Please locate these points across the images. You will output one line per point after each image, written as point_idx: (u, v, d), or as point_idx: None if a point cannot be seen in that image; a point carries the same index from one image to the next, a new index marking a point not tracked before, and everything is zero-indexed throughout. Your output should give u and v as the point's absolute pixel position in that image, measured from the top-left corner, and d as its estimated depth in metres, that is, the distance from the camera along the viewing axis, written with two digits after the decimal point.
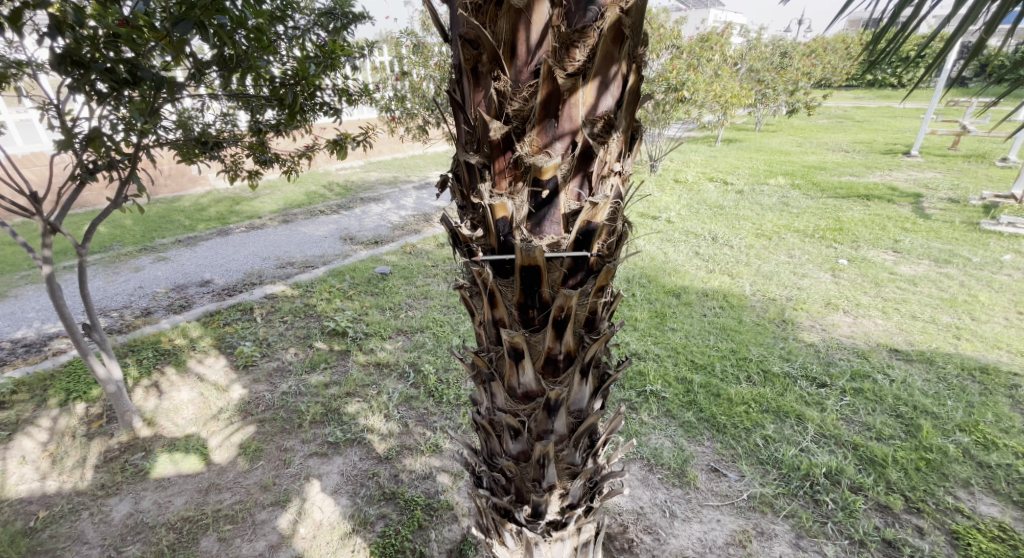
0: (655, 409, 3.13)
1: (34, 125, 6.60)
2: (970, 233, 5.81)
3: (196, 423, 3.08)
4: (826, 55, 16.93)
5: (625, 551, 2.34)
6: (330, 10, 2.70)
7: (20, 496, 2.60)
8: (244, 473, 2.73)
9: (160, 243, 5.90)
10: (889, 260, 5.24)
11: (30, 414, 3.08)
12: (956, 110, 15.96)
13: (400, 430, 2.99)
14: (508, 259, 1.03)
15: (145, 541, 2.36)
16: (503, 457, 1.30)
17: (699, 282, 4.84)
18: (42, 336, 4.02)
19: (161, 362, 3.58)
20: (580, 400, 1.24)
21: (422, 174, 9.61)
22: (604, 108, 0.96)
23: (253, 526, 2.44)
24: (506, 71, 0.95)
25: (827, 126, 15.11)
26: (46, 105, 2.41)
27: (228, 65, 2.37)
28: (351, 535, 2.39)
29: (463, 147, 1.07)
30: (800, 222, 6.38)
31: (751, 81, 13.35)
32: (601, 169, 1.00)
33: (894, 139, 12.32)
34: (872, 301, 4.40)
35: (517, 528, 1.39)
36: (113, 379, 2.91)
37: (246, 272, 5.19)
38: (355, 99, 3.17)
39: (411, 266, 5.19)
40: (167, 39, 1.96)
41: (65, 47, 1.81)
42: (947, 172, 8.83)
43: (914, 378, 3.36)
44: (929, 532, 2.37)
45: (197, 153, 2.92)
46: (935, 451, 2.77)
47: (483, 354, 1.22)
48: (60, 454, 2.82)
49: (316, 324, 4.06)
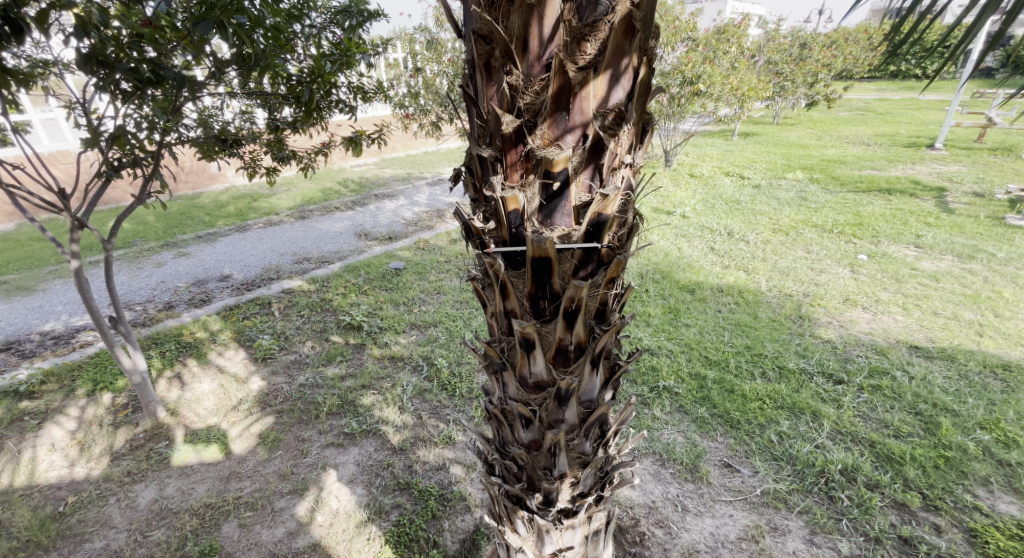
0: (667, 404, 3.12)
1: (59, 125, 6.81)
2: (995, 227, 5.66)
3: (217, 414, 3.17)
4: (847, 46, 16.55)
5: (636, 544, 2.35)
6: (345, 8, 2.77)
7: (50, 482, 2.70)
8: (263, 462, 2.80)
9: (182, 238, 6.04)
10: (910, 255, 5.13)
11: (59, 404, 3.19)
12: (983, 102, 15.50)
13: (414, 422, 3.04)
14: (519, 251, 1.05)
15: (170, 526, 2.44)
16: (515, 446, 1.33)
17: (714, 278, 4.79)
18: (69, 329, 4.16)
19: (183, 354, 3.68)
20: (591, 390, 1.25)
21: (435, 171, 9.66)
22: (615, 100, 0.98)
23: (272, 513, 2.51)
24: (518, 66, 0.97)
25: (848, 119, 14.78)
26: (72, 104, 2.48)
27: (247, 63, 2.42)
28: (367, 523, 2.45)
29: (475, 142, 1.09)
30: (818, 217, 6.28)
31: (769, 74, 13.12)
32: (611, 162, 1.01)
33: (918, 131, 12.04)
34: (892, 297, 4.32)
35: (529, 516, 1.41)
36: (138, 369, 3.01)
37: (264, 267, 5.29)
38: (370, 96, 3.21)
39: (424, 262, 5.24)
40: (189, 39, 2.03)
41: (90, 47, 1.86)
42: (973, 165, 8.60)
43: (934, 375, 3.30)
44: (946, 530, 2.34)
45: (217, 150, 2.99)
46: (954, 449, 2.73)
47: (495, 344, 1.23)
48: (88, 442, 2.93)
49: (332, 319, 4.14)
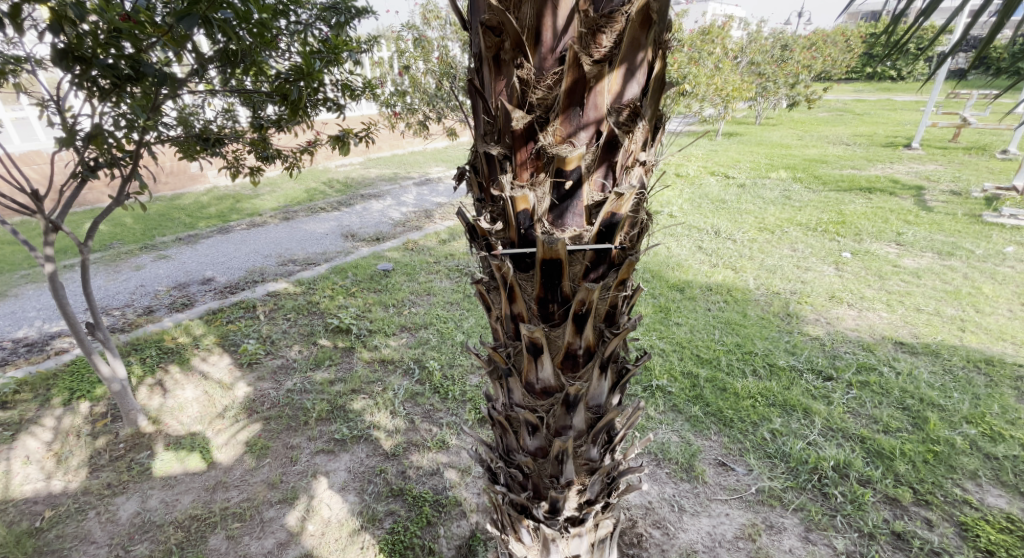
0: (661, 404, 3.12)
1: (31, 124, 6.61)
2: (973, 224, 5.79)
3: (201, 422, 3.06)
4: (828, 46, 16.82)
5: (634, 546, 2.33)
6: (333, 4, 2.68)
7: (26, 496, 2.58)
8: (252, 471, 2.72)
9: (161, 241, 5.86)
10: (892, 253, 5.22)
11: (33, 414, 3.06)
12: (956, 103, 16.00)
13: (406, 427, 2.99)
14: (528, 253, 1.01)
15: (153, 539, 2.35)
16: (520, 453, 1.29)
17: (703, 276, 4.81)
18: (44, 336, 3.99)
19: (164, 361, 3.56)
20: (599, 396, 1.22)
21: (422, 170, 9.57)
22: (630, 95, 0.95)
23: (261, 523, 2.43)
24: (530, 59, 0.93)
25: (826, 120, 15.05)
26: (45, 102, 2.36)
27: (232, 60, 2.34)
28: (360, 531, 2.38)
29: (481, 138, 1.06)
30: (802, 215, 6.37)
31: (752, 74, 13.31)
32: (626, 160, 0.98)
33: (895, 131, 12.37)
34: (876, 294, 4.38)
35: (534, 525, 1.38)
36: (118, 377, 2.89)
37: (247, 269, 5.17)
38: (357, 94, 3.12)
39: (413, 263, 5.17)
40: (170, 36, 1.88)
41: (67, 43, 1.78)
42: (948, 164, 8.82)
43: (920, 370, 3.35)
44: (938, 524, 2.37)
45: (199, 150, 2.89)
46: (943, 444, 2.76)
47: (500, 349, 1.19)
48: (65, 453, 2.81)
49: (319, 322, 4.05)
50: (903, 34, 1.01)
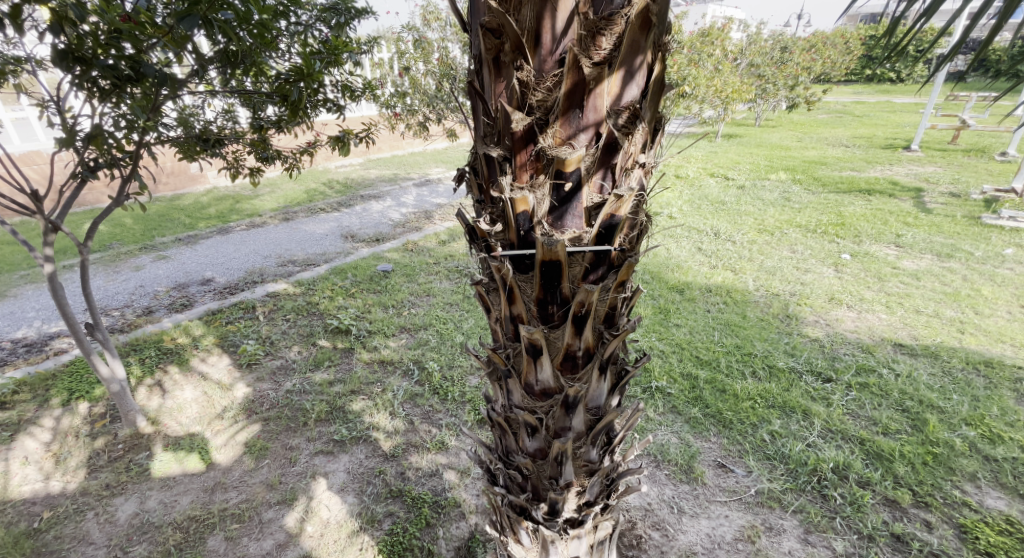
0: (660, 405, 3.12)
1: (30, 124, 6.61)
2: (972, 226, 5.80)
3: (200, 422, 3.06)
4: (827, 48, 16.84)
5: (634, 548, 2.33)
6: (333, 5, 2.69)
7: (24, 497, 2.58)
8: (250, 472, 2.72)
9: (160, 242, 5.86)
10: (891, 254, 5.23)
11: (32, 415, 3.05)
12: (956, 105, 16.03)
13: (406, 428, 2.98)
14: (527, 254, 1.01)
15: (152, 540, 2.35)
16: (520, 455, 1.29)
17: (703, 278, 4.82)
18: (43, 336, 3.99)
19: (163, 361, 3.56)
20: (598, 397, 1.22)
21: (422, 171, 9.57)
22: (629, 98, 0.95)
23: (260, 524, 2.43)
24: (529, 61, 0.94)
25: (826, 121, 15.07)
26: (45, 103, 2.37)
27: (232, 61, 2.35)
28: (359, 532, 2.38)
29: (481, 140, 1.06)
30: (802, 217, 6.38)
31: (752, 76, 13.33)
32: (625, 162, 0.98)
33: (894, 133, 12.38)
34: (876, 295, 4.38)
35: (534, 526, 1.38)
36: (116, 378, 2.88)
37: (247, 270, 5.17)
38: (357, 95, 3.12)
39: (412, 264, 5.17)
40: (170, 36, 1.89)
41: (67, 44, 1.78)
42: (948, 166, 8.83)
43: (919, 372, 3.35)
44: (937, 526, 2.37)
45: (198, 150, 2.89)
46: (942, 446, 2.76)
47: (500, 351, 1.19)
48: (64, 454, 2.80)
49: (319, 323, 4.05)
50: (903, 37, 1.01)
